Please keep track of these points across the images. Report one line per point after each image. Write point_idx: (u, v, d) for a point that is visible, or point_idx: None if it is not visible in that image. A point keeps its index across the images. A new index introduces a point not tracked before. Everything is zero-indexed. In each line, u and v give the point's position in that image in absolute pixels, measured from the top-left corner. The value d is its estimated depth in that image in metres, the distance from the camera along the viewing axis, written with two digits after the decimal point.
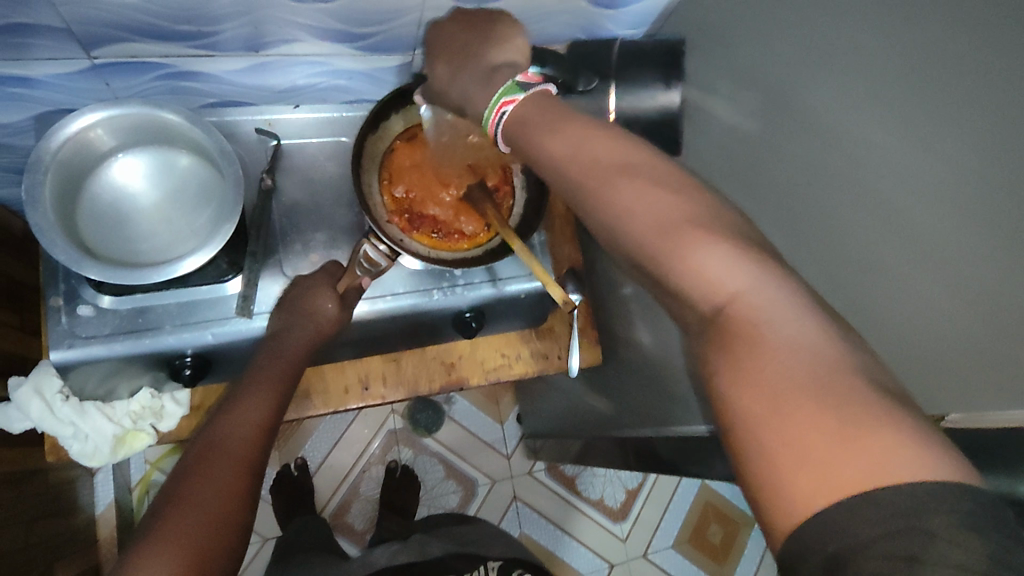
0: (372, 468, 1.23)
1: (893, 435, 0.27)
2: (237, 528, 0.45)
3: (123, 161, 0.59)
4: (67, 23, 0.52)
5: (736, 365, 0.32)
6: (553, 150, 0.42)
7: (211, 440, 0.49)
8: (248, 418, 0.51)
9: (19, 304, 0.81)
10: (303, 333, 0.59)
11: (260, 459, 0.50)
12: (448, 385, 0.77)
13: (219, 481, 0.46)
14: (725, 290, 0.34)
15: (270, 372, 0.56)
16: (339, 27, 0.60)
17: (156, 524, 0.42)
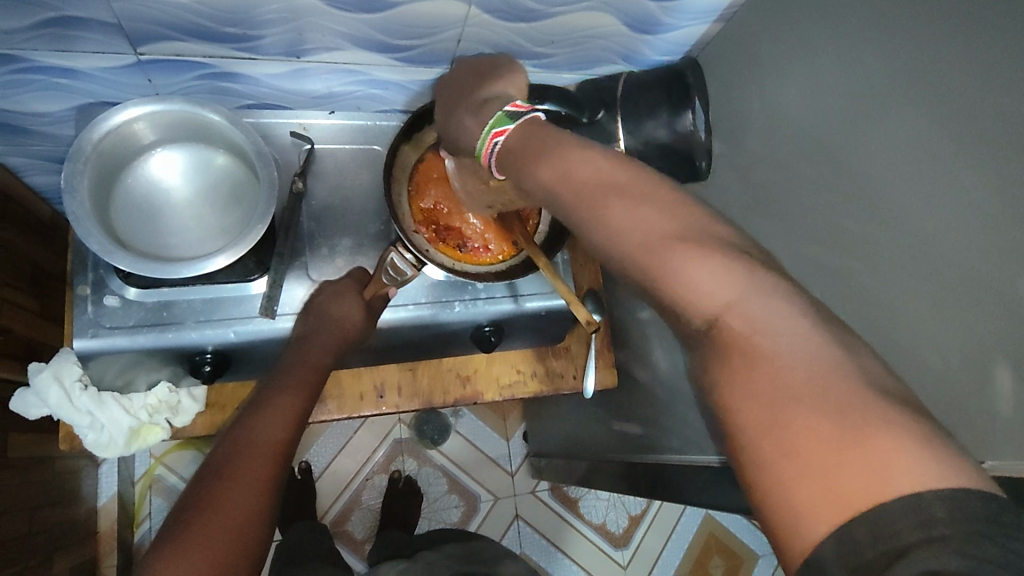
0: (375, 477, 1.22)
1: (913, 452, 0.27)
2: (263, 534, 0.45)
3: (162, 157, 0.59)
4: (117, 18, 0.53)
5: (747, 388, 0.32)
6: (559, 163, 0.42)
7: (239, 441, 0.48)
8: (278, 420, 0.51)
9: (39, 290, 0.82)
10: (330, 337, 0.60)
11: (287, 463, 0.50)
12: (462, 398, 0.77)
13: (248, 486, 0.45)
14: (725, 297, 0.34)
15: (300, 376, 0.56)
16: (381, 38, 0.61)
17: (185, 528, 0.42)
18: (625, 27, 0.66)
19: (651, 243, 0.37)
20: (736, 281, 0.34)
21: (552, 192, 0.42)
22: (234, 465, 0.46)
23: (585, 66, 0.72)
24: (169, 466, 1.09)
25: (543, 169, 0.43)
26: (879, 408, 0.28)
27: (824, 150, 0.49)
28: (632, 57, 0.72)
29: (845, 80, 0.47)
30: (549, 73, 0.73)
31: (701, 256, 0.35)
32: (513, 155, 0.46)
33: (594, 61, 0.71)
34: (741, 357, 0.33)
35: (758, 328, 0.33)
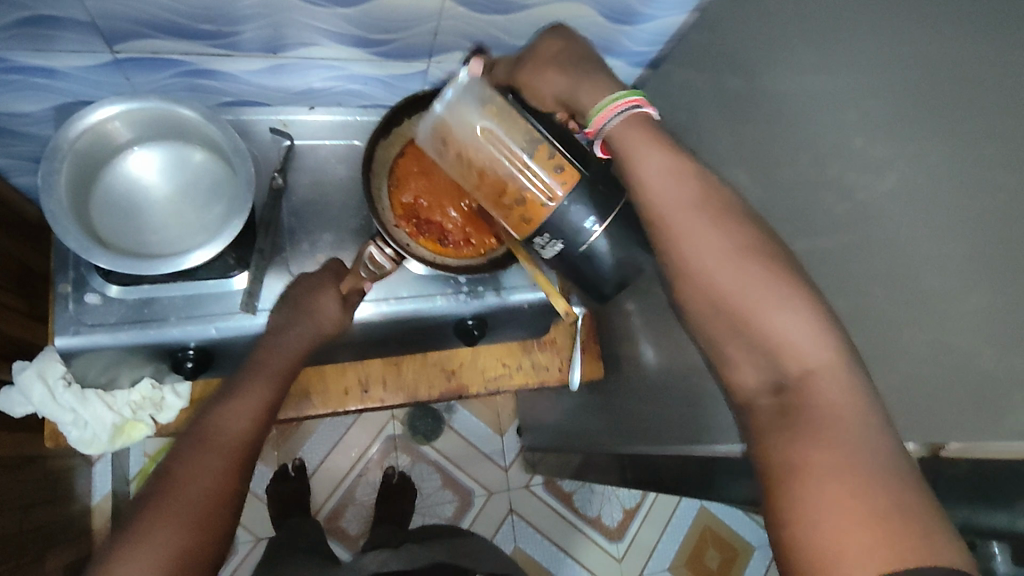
0: (369, 473, 1.23)
1: (939, 544, 0.30)
2: (221, 535, 0.45)
3: (139, 154, 0.60)
4: (92, 16, 0.54)
5: (795, 424, 0.37)
6: (659, 186, 0.45)
7: (202, 435, 0.48)
8: (245, 412, 0.51)
9: (27, 290, 0.82)
10: (303, 329, 0.59)
11: (252, 458, 0.50)
12: (447, 392, 0.77)
13: (207, 485, 0.46)
14: (809, 360, 0.38)
15: (271, 367, 0.56)
16: (356, 33, 0.61)
17: (140, 528, 0.43)
18: (601, 18, 0.65)
19: (729, 280, 0.41)
20: (825, 350, 0.38)
21: (652, 209, 0.45)
22: (194, 463, 0.46)
23: None
24: None
25: (648, 171, 0.46)
26: (919, 494, 0.32)
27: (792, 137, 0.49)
28: (611, 48, 0.72)
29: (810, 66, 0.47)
30: None
31: (793, 317, 0.39)
32: (626, 146, 0.47)
33: None
34: (803, 391, 0.38)
35: (819, 384, 0.37)
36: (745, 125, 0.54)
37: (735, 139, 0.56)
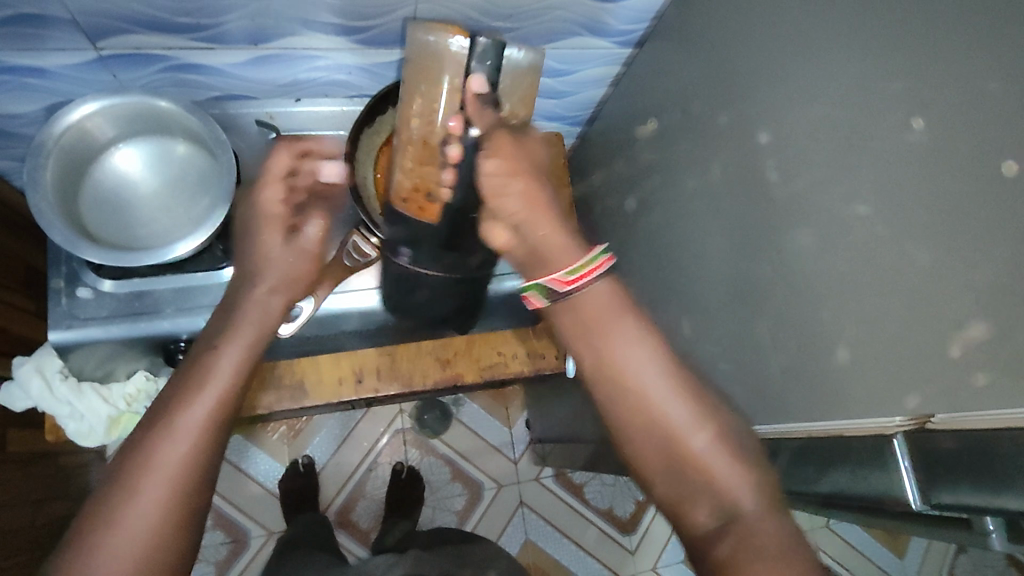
0: (379, 467, 1.23)
1: None
2: (173, 573, 0.41)
3: (126, 149, 0.60)
4: (72, 13, 0.54)
5: (730, 554, 0.39)
6: (598, 341, 0.48)
7: (148, 452, 0.42)
8: (207, 402, 0.45)
9: (34, 290, 0.84)
10: (261, 324, 0.50)
11: (209, 476, 0.44)
12: (442, 381, 0.76)
13: (151, 517, 0.40)
14: (732, 494, 0.41)
15: (243, 333, 0.50)
16: (336, 21, 0.61)
17: (79, 571, 0.38)
18: None
19: (658, 416, 0.45)
20: (738, 476, 0.42)
21: (590, 359, 0.48)
22: (137, 490, 0.41)
23: (550, 39, 0.71)
24: None
25: (613, 332, 0.48)
26: None
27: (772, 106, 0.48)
28: (596, 28, 0.70)
29: (791, 29, 0.45)
30: None
31: (711, 444, 0.44)
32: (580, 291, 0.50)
33: (558, 34, 0.70)
34: (733, 525, 0.40)
35: (738, 520, 0.40)
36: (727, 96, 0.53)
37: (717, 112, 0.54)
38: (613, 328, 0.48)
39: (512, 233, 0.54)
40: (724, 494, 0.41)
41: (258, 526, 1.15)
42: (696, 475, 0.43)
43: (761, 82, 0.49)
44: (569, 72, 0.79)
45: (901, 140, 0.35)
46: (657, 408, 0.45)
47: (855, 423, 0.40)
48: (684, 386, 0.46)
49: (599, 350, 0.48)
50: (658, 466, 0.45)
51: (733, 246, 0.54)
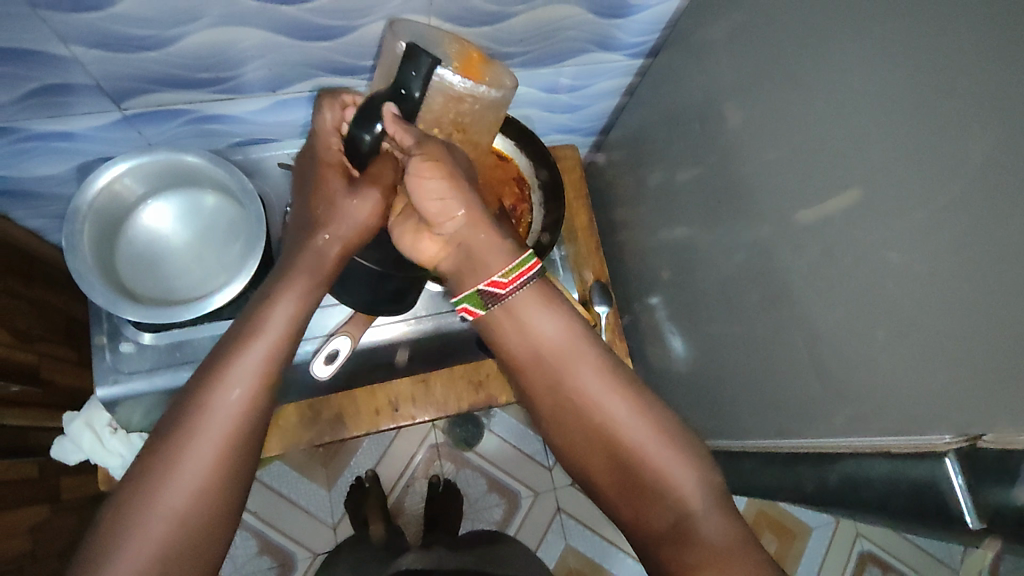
0: (416, 482, 1.25)
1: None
2: (220, 537, 0.44)
3: (154, 205, 0.61)
4: (96, 78, 0.56)
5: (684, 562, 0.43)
6: (529, 331, 0.50)
7: (199, 420, 0.44)
8: (258, 357, 0.47)
9: (76, 340, 0.87)
10: (298, 290, 0.50)
11: (257, 440, 0.46)
12: (477, 403, 0.77)
13: (197, 485, 0.43)
14: (676, 491, 0.45)
15: (299, 280, 0.50)
16: (351, 62, 0.61)
17: (117, 545, 0.40)
18: (593, 15, 0.64)
19: (596, 405, 0.48)
20: (682, 471, 0.45)
21: (518, 357, 0.51)
22: (180, 464, 0.43)
23: (562, 58, 0.71)
24: None
25: (549, 336, 0.49)
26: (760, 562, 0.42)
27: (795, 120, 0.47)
28: (607, 43, 0.70)
29: (810, 44, 0.45)
30: (525, 70, 0.72)
31: (644, 426, 0.47)
32: (514, 297, 0.50)
33: (569, 52, 0.70)
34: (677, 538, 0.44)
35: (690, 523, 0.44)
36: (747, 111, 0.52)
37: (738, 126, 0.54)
38: (552, 330, 0.49)
39: (443, 248, 0.51)
40: (667, 484, 0.45)
41: (303, 550, 1.17)
42: (640, 469, 0.46)
43: (780, 96, 0.49)
44: (582, 86, 0.79)
45: (936, 160, 0.35)
46: (584, 399, 0.48)
47: (908, 439, 0.41)
48: (625, 379, 0.49)
49: (536, 339, 0.50)
50: (585, 445, 0.49)
51: (765, 261, 0.53)
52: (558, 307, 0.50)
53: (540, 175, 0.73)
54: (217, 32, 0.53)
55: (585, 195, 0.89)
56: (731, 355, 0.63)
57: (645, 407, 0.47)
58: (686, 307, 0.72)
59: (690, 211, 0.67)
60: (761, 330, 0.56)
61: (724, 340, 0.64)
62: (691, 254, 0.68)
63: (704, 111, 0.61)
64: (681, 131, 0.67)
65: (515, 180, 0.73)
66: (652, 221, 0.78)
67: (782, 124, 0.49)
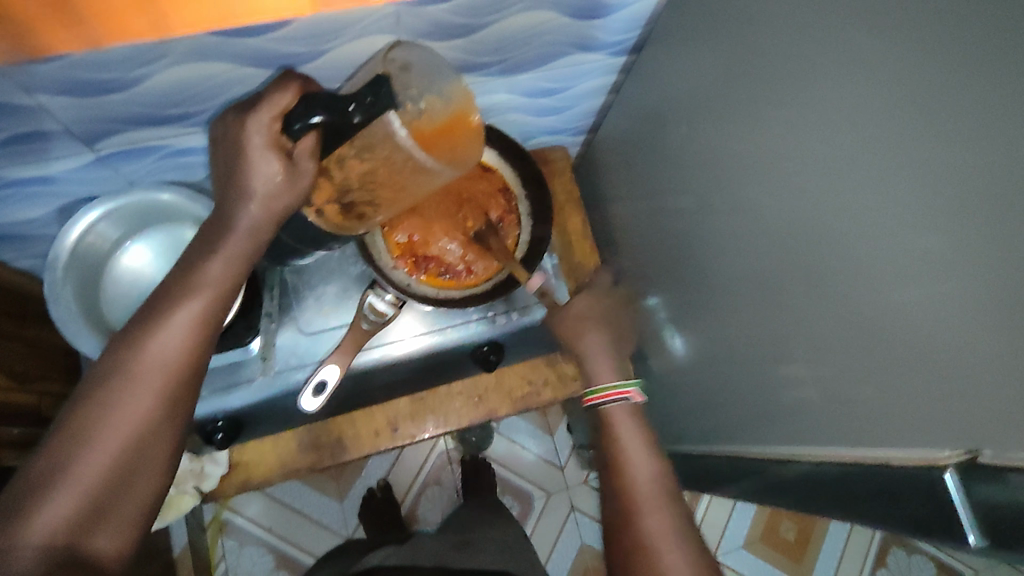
0: (428, 489, 1.25)
1: None
2: (151, 487, 0.45)
3: (132, 246, 0.60)
4: (63, 124, 0.55)
5: None
6: (616, 417, 0.58)
7: (133, 375, 0.45)
8: (176, 338, 0.46)
9: (76, 374, 0.87)
10: (237, 248, 0.50)
11: (189, 395, 0.47)
12: (477, 418, 0.77)
13: (131, 435, 0.44)
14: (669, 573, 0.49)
15: (216, 272, 0.49)
16: (317, 84, 0.60)
17: (44, 494, 0.40)
18: (567, 18, 0.61)
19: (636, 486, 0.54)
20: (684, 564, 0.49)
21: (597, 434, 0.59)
22: (113, 415, 0.44)
23: (539, 63, 0.68)
24: (234, 507, 1.17)
25: (642, 464, 0.55)
26: None
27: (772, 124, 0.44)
28: (586, 45, 0.67)
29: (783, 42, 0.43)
30: (503, 77, 0.70)
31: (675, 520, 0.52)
32: (626, 437, 0.57)
33: (546, 57, 0.68)
34: None
35: None
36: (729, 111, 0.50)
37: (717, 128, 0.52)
38: (635, 456, 0.56)
39: None
40: None
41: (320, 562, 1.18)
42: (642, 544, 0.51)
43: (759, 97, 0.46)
44: (563, 89, 0.76)
45: None
46: (645, 527, 0.52)
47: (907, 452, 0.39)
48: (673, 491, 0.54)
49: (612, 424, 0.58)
50: (626, 541, 0.52)
51: None
52: (652, 458, 0.56)
53: (526, 183, 0.72)
54: (181, 69, 0.52)
55: (575, 196, 0.87)
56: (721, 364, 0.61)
57: (691, 544, 0.51)
58: (679, 313, 0.70)
59: (673, 213, 0.64)
60: (746, 339, 0.54)
61: (715, 348, 0.61)
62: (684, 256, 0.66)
63: (683, 111, 0.58)
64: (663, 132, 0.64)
65: (500, 190, 0.71)
66: (641, 223, 0.76)
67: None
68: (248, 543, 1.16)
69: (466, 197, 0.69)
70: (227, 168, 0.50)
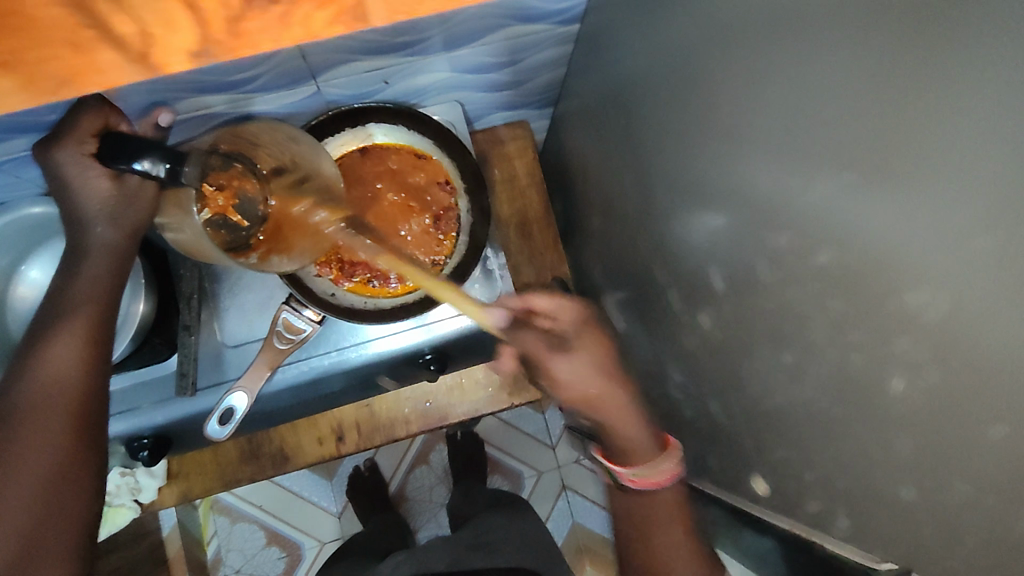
0: (416, 468, 1.24)
1: None
2: (80, 508, 0.46)
3: (31, 273, 0.56)
4: None
5: None
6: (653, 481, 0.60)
7: (29, 406, 0.45)
8: (58, 366, 0.46)
9: None
10: (98, 269, 0.49)
11: (97, 412, 0.48)
12: (426, 424, 0.73)
13: (47, 463, 0.44)
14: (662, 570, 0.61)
15: (85, 296, 0.48)
16: (211, 81, 0.53)
17: None
18: None
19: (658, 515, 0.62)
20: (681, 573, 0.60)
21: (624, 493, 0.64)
22: (19, 445, 0.44)
23: (478, 35, 0.59)
24: None
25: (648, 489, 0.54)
26: None
27: (766, 126, 0.36)
28: (530, 13, 0.58)
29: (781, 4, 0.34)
30: (441, 53, 0.61)
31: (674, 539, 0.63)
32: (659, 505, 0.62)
33: (486, 28, 0.58)
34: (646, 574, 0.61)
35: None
36: (704, 93, 0.42)
37: (693, 112, 0.44)
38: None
39: None
40: None
41: (309, 538, 1.19)
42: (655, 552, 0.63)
43: (742, 91, 0.38)
44: (516, 61, 0.67)
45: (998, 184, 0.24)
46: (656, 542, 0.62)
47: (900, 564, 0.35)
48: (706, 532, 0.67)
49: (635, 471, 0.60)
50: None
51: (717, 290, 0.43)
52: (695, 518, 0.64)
53: (466, 175, 0.65)
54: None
55: (540, 179, 0.79)
56: (696, 384, 0.55)
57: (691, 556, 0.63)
58: (650, 321, 0.63)
59: (649, 215, 0.57)
60: (725, 361, 0.48)
61: (692, 367, 0.55)
62: (653, 256, 0.59)
63: (655, 102, 0.50)
64: (634, 122, 0.55)
65: (437, 183, 0.65)
66: (613, 218, 0.68)
67: (748, 121, 0.38)
68: (239, 519, 1.19)
69: (392, 197, 0.64)
70: (59, 179, 0.47)
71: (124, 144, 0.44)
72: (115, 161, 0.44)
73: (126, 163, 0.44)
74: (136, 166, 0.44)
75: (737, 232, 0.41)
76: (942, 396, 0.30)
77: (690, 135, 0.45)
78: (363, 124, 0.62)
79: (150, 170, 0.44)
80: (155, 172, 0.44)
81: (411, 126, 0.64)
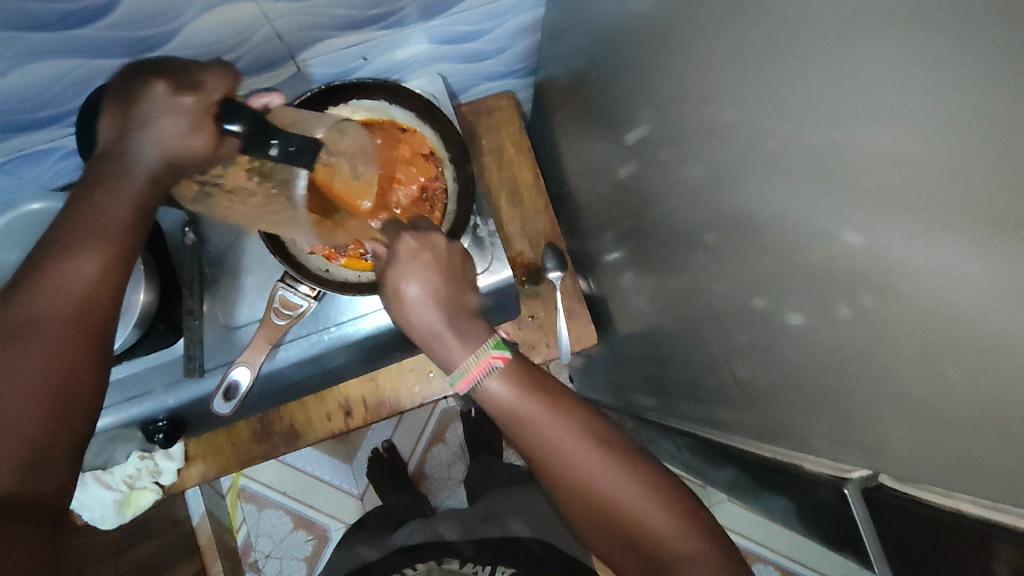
0: (433, 447, 1.26)
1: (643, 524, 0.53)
2: (76, 449, 0.41)
3: None
4: None
5: None
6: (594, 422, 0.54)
7: (4, 349, 0.38)
8: (83, 278, 0.42)
9: None
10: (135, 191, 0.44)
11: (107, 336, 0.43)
12: (431, 394, 0.74)
13: (54, 372, 0.39)
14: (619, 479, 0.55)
15: (117, 210, 0.44)
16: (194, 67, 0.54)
17: None
18: None
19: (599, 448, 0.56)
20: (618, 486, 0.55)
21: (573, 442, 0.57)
22: (27, 351, 0.38)
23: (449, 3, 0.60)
24: (250, 474, 1.22)
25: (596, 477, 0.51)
26: None
27: (708, 66, 0.37)
28: None
29: None
30: (415, 25, 0.62)
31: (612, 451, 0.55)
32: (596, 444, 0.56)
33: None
34: None
35: None
36: (658, 34, 0.42)
37: (651, 56, 0.44)
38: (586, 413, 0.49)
39: None
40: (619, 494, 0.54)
41: (335, 520, 1.22)
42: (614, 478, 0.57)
43: (688, 26, 0.38)
44: (492, 29, 0.67)
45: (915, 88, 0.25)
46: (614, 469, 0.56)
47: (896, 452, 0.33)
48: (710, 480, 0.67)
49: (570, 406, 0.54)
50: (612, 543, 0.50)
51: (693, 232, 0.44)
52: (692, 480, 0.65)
53: (450, 145, 0.66)
54: (37, 64, 0.47)
55: (527, 147, 0.80)
56: (683, 332, 0.55)
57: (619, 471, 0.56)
58: (638, 277, 0.63)
59: (626, 171, 0.57)
60: (703, 302, 0.48)
61: (677, 315, 0.56)
62: (634, 208, 0.59)
63: (620, 55, 0.50)
64: (605, 77, 0.55)
65: (422, 155, 0.66)
66: (597, 181, 0.68)
67: (695, 56, 0.38)
68: (266, 506, 1.22)
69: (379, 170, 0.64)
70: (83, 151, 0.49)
71: (233, 104, 0.44)
72: (226, 121, 0.44)
73: (235, 124, 0.44)
74: (238, 125, 0.44)
75: (703, 168, 0.42)
76: (873, 317, 0.30)
77: (652, 79, 0.45)
78: (345, 101, 0.63)
79: (266, 147, 0.44)
80: (264, 139, 0.44)
81: (392, 100, 0.65)
